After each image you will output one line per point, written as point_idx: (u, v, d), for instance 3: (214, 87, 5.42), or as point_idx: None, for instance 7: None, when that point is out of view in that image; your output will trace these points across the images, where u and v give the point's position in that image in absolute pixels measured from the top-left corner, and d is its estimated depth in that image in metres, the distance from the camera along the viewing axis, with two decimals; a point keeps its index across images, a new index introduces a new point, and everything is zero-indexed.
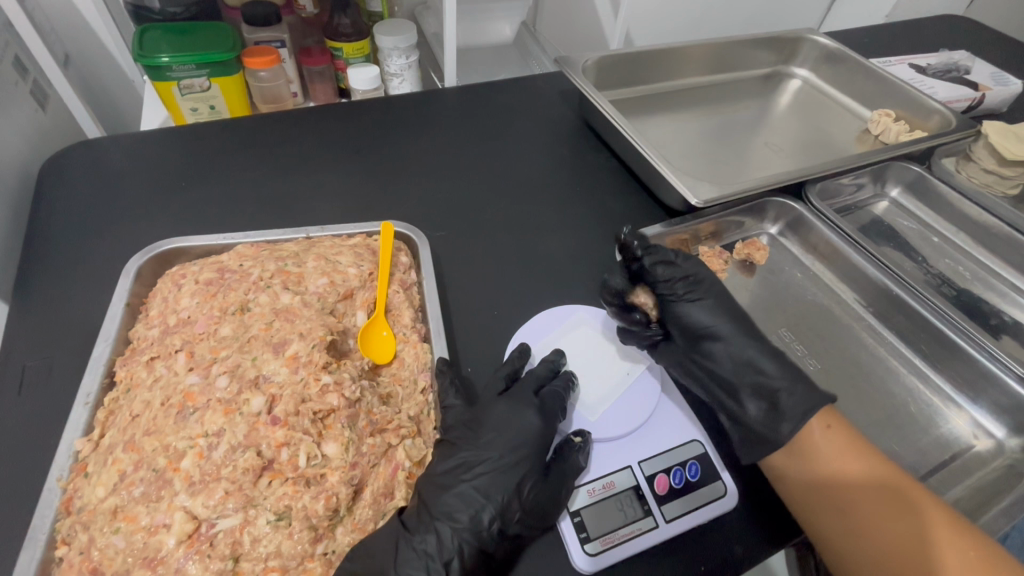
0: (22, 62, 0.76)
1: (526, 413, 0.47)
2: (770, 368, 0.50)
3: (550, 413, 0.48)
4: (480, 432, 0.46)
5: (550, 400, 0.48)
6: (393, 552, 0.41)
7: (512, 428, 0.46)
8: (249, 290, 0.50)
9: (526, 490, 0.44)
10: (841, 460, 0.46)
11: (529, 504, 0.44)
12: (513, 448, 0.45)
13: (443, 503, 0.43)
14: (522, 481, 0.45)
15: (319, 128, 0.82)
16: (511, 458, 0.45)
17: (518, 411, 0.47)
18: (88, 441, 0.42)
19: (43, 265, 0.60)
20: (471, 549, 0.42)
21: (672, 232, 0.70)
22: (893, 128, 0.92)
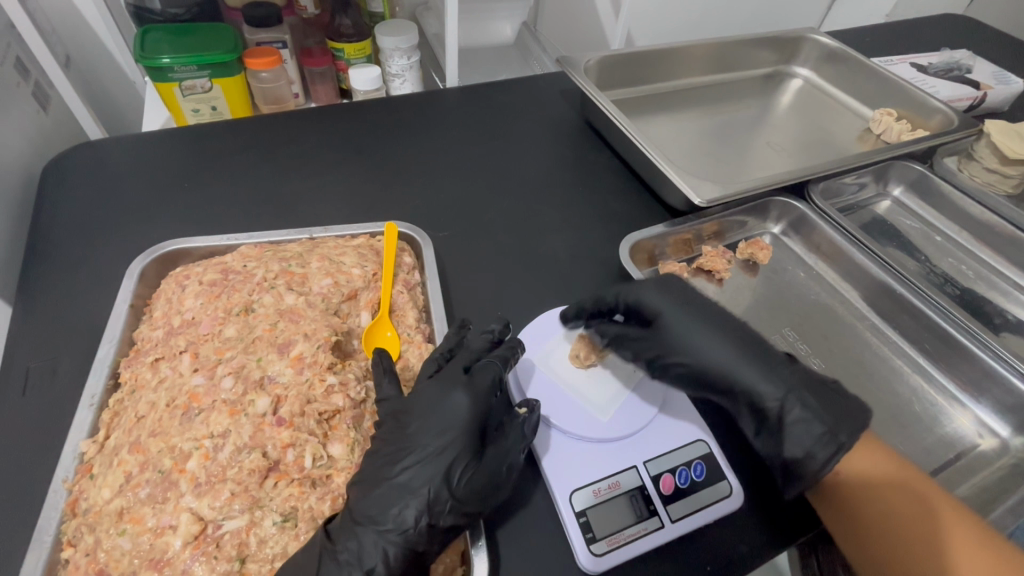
0: (23, 63, 0.77)
1: (452, 394, 0.44)
2: (791, 406, 0.47)
3: (481, 391, 0.45)
4: (406, 423, 0.43)
5: (481, 374, 0.46)
6: (314, 563, 0.37)
7: (437, 414, 0.43)
8: (253, 291, 0.50)
9: (456, 478, 0.41)
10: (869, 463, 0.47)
11: (460, 493, 0.40)
12: (440, 434, 0.42)
13: (366, 505, 0.40)
14: (452, 469, 0.41)
15: (320, 129, 0.82)
16: (439, 447, 0.42)
17: (444, 392, 0.44)
18: (93, 442, 0.42)
19: (46, 266, 0.60)
20: (399, 552, 0.39)
21: (676, 231, 0.69)
22: (895, 127, 0.92)
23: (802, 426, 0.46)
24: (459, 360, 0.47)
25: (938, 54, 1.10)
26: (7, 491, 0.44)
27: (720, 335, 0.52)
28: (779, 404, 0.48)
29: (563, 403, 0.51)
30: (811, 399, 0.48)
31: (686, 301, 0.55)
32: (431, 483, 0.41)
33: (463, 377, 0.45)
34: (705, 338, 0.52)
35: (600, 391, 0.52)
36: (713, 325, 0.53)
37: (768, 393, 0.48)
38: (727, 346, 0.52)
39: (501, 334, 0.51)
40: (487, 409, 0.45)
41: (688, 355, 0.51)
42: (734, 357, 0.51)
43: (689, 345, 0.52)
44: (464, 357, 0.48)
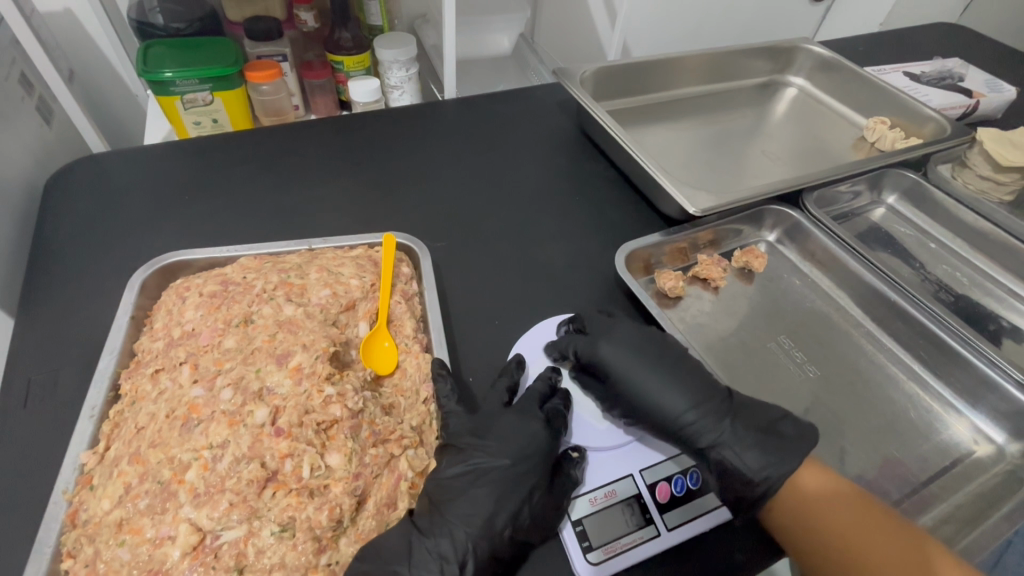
0: (28, 78, 0.78)
1: (534, 421, 0.48)
2: (732, 455, 0.48)
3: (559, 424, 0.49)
4: (489, 438, 0.47)
5: (555, 414, 0.50)
6: (407, 549, 0.42)
7: (525, 435, 0.47)
8: (253, 302, 0.50)
9: (535, 495, 0.45)
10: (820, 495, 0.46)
11: (539, 510, 0.45)
12: (524, 457, 0.46)
13: (461, 508, 0.44)
14: (533, 488, 0.45)
15: (320, 141, 0.83)
16: (523, 468, 0.46)
17: (526, 420, 0.48)
18: (94, 453, 0.42)
19: (49, 278, 0.61)
20: (484, 552, 0.43)
21: (672, 239, 0.70)
22: (889, 135, 0.93)
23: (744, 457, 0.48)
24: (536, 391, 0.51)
25: (929, 63, 1.11)
26: (8, 500, 0.44)
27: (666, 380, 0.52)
28: (726, 447, 0.48)
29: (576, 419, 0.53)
30: (750, 439, 0.49)
31: (634, 346, 0.54)
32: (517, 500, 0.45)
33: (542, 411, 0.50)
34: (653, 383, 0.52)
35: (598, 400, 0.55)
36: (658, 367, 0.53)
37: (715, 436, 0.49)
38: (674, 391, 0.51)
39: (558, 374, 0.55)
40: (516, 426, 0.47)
41: (641, 403, 0.51)
42: (679, 405, 0.50)
43: (637, 390, 0.51)
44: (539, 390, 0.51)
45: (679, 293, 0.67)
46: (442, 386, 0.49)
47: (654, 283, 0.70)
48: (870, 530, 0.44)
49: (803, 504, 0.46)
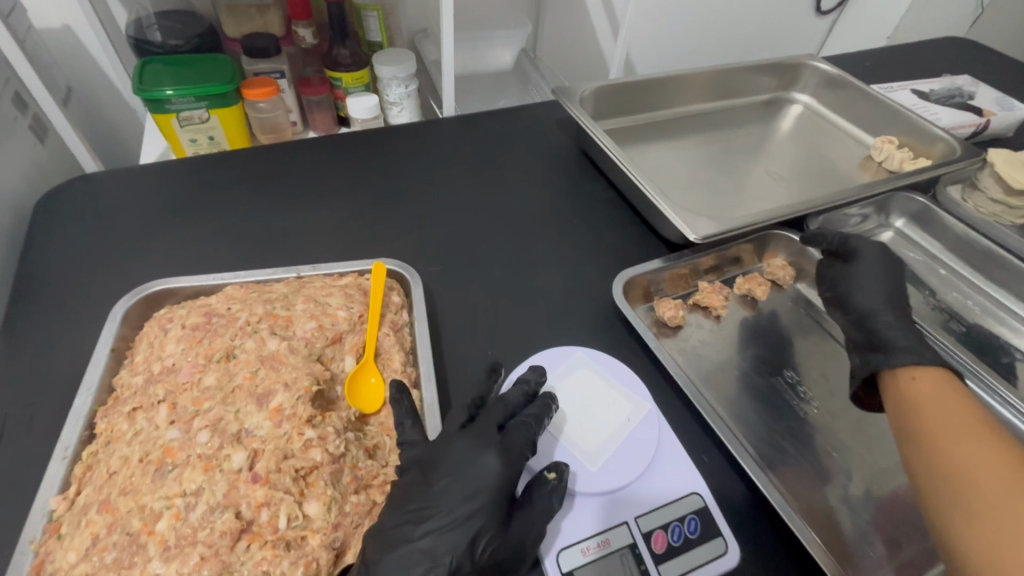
0: (22, 97, 0.78)
1: (485, 455, 0.44)
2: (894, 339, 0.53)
3: (515, 450, 0.45)
4: (434, 477, 0.43)
5: (515, 432, 0.46)
6: None
7: (469, 474, 0.43)
8: (236, 336, 0.49)
9: (485, 544, 0.42)
10: (935, 398, 0.45)
11: (483, 564, 0.41)
12: (468, 500, 0.42)
13: (385, 568, 0.39)
14: (480, 535, 0.42)
15: (316, 161, 0.82)
16: (466, 514, 0.42)
17: (477, 450, 0.44)
18: (63, 500, 0.40)
19: (34, 304, 0.60)
20: None
21: (672, 266, 0.68)
22: (897, 155, 0.91)
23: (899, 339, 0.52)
24: (495, 413, 0.48)
25: (938, 80, 1.09)
26: None
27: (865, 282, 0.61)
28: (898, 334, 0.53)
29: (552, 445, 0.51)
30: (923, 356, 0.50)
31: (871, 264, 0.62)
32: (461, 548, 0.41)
33: (498, 435, 0.46)
34: (858, 284, 0.61)
35: (593, 438, 0.51)
36: (879, 279, 0.61)
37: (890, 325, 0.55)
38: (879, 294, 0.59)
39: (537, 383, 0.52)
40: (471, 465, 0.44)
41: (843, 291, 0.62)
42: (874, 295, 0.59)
43: (866, 287, 0.60)
44: (501, 411, 0.48)
45: (678, 322, 0.65)
46: (399, 408, 0.48)
47: (652, 311, 0.68)
48: (957, 413, 0.43)
49: (913, 395, 0.47)
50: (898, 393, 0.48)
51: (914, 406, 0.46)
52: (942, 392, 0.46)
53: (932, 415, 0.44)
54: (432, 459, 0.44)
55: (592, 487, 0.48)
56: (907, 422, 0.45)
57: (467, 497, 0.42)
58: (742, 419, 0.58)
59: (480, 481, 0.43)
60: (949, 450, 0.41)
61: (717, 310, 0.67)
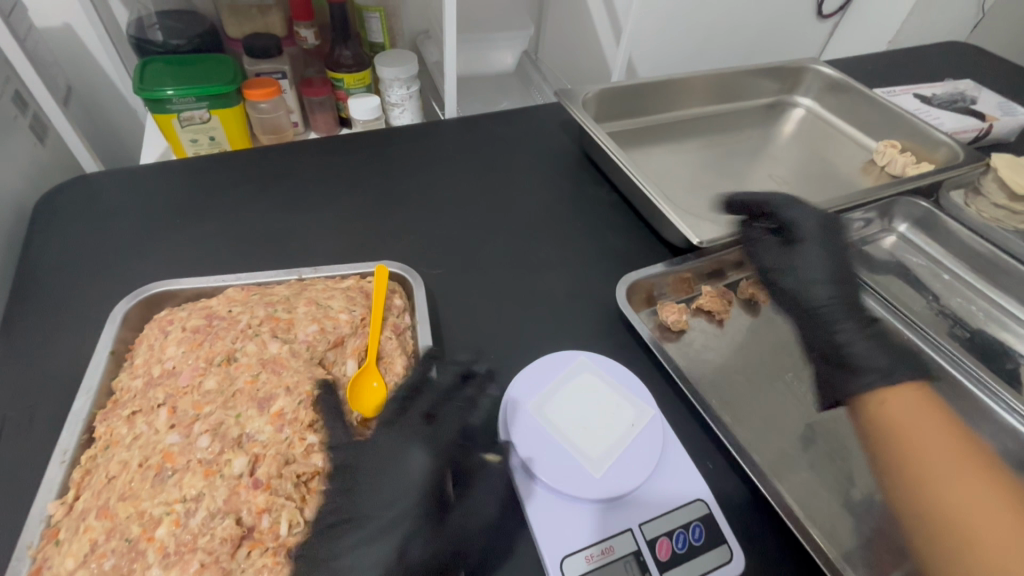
0: (23, 97, 0.78)
1: (410, 456, 0.46)
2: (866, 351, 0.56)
3: (443, 447, 0.48)
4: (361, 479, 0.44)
5: (443, 427, 0.49)
6: None
7: (395, 473, 0.45)
8: (237, 338, 0.48)
9: (416, 544, 0.42)
10: (915, 422, 0.49)
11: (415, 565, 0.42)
12: (396, 501, 0.44)
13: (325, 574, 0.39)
14: (411, 533, 0.43)
15: (317, 162, 0.82)
16: (394, 515, 0.43)
17: (403, 449, 0.46)
18: (61, 504, 0.40)
19: (32, 305, 0.60)
20: None
21: (676, 269, 0.68)
22: (900, 159, 0.91)
23: (871, 356, 0.55)
24: (421, 407, 0.49)
25: (940, 84, 1.09)
26: None
27: (823, 284, 0.63)
28: (863, 349, 0.56)
29: (523, 439, 0.49)
30: (896, 365, 0.54)
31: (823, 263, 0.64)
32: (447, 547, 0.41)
33: (426, 428, 0.48)
34: (810, 283, 0.63)
35: (597, 442, 0.50)
36: (830, 281, 0.63)
37: (855, 334, 0.58)
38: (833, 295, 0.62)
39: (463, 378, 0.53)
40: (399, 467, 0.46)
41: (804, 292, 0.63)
42: (841, 300, 0.61)
43: (823, 289, 0.62)
44: (426, 404, 0.49)
45: (682, 327, 0.65)
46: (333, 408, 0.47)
47: (655, 315, 0.68)
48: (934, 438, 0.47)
49: (892, 415, 0.50)
50: (874, 409, 0.51)
51: (894, 427, 0.49)
52: (917, 412, 0.50)
53: (918, 439, 0.48)
54: (353, 463, 0.45)
55: (563, 482, 0.47)
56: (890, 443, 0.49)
57: (396, 495, 0.44)
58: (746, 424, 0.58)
59: (408, 476, 0.45)
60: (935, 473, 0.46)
61: (720, 315, 0.67)
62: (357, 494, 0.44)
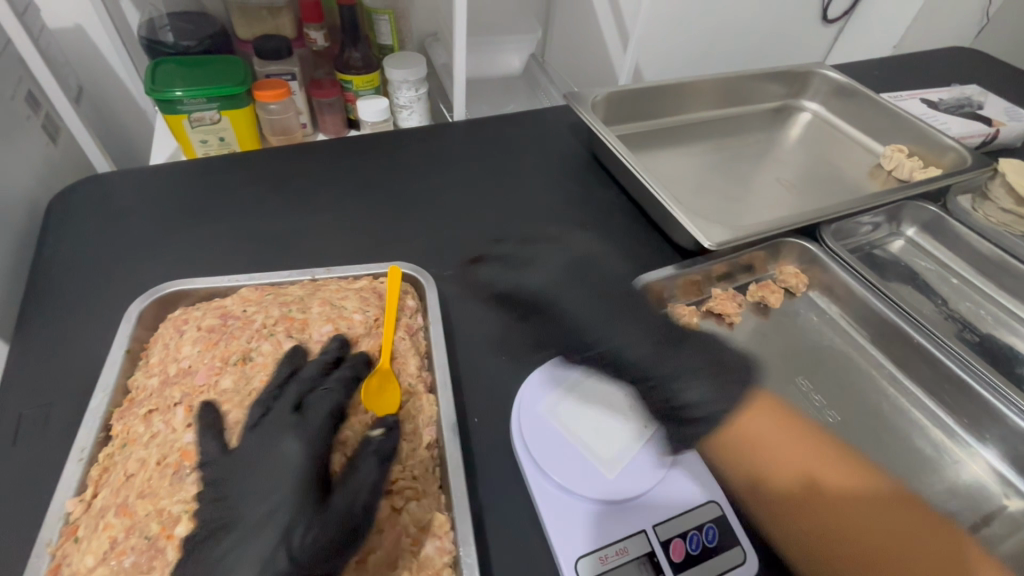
0: (35, 97, 0.78)
1: (285, 442, 0.43)
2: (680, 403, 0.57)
3: (315, 427, 0.44)
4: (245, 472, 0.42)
5: (314, 407, 0.45)
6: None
7: (272, 463, 0.42)
8: (252, 338, 0.49)
9: (300, 537, 0.39)
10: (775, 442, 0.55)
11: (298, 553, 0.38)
12: (275, 490, 0.41)
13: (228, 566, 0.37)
14: (293, 523, 0.39)
15: (327, 163, 0.82)
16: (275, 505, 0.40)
17: (274, 437, 0.43)
18: (80, 502, 0.40)
19: (46, 304, 0.60)
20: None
21: (686, 273, 0.68)
22: (907, 164, 0.91)
23: (699, 395, 0.58)
24: (288, 395, 0.46)
25: (947, 90, 1.09)
26: None
27: (625, 333, 0.63)
28: (694, 396, 0.58)
29: (541, 440, 0.50)
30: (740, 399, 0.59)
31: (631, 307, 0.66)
32: (463, 545, 0.41)
33: (295, 417, 0.44)
34: (623, 345, 0.62)
35: (612, 444, 0.50)
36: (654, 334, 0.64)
37: (677, 374, 0.60)
38: (645, 341, 0.63)
39: (338, 353, 0.50)
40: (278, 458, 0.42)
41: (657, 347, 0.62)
42: (637, 345, 0.62)
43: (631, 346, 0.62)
44: (294, 391, 0.46)
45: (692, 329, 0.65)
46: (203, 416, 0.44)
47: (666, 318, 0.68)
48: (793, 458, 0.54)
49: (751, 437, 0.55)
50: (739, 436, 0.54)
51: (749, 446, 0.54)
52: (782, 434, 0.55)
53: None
54: (231, 473, 0.42)
55: (574, 484, 0.47)
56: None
57: (277, 485, 0.41)
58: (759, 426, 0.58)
59: (285, 462, 0.42)
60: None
61: (729, 317, 0.68)
62: (239, 497, 0.41)
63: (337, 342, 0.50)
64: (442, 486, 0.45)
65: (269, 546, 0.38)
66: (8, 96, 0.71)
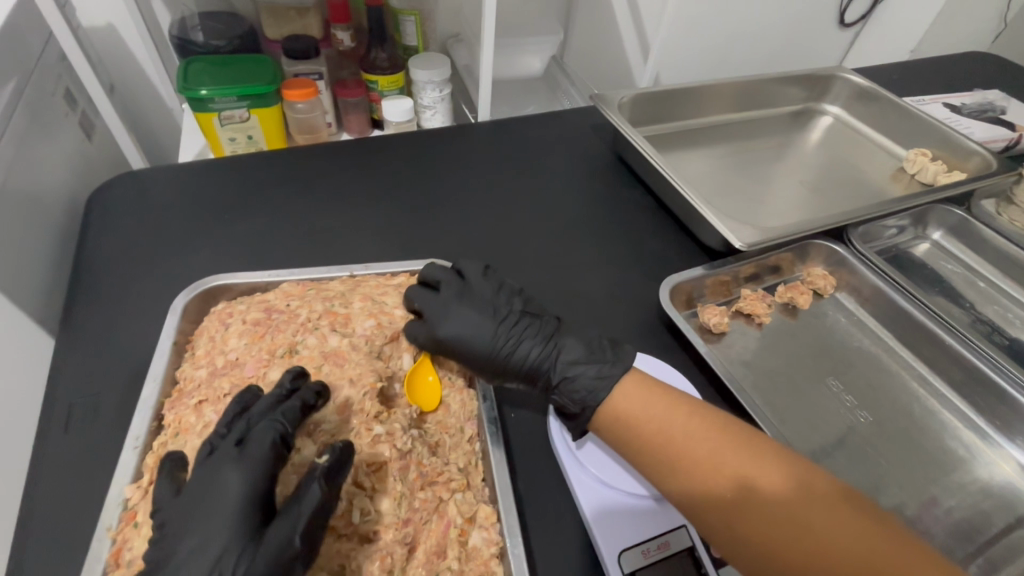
0: (72, 94, 0.79)
1: (224, 474, 0.37)
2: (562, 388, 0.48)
3: (256, 458, 0.38)
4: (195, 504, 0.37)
5: (257, 440, 0.39)
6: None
7: (211, 496, 0.37)
8: (297, 331, 0.50)
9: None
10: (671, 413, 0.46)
11: None
12: (210, 521, 0.36)
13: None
14: (223, 561, 0.34)
15: (356, 162, 0.83)
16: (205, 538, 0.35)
17: (215, 472, 0.38)
18: (137, 488, 0.41)
19: (89, 298, 0.61)
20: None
21: (716, 273, 0.69)
22: (931, 167, 0.91)
23: (572, 389, 0.47)
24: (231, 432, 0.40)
25: (969, 94, 1.09)
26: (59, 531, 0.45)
27: (491, 333, 0.49)
28: (584, 385, 0.47)
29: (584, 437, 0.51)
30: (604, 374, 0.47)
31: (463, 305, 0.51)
32: (511, 536, 0.42)
33: (236, 450, 0.39)
34: (465, 331, 0.49)
35: None
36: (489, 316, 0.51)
37: (562, 364, 0.48)
38: (511, 336, 0.49)
39: (293, 386, 0.44)
40: (217, 489, 0.37)
41: (507, 336, 0.49)
42: (492, 328, 0.50)
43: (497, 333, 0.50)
44: (238, 427, 0.40)
45: (723, 329, 0.66)
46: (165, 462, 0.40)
47: (695, 318, 0.69)
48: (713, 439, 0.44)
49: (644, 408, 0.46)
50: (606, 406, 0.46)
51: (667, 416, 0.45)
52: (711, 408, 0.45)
53: (683, 440, 0.42)
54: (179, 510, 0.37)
55: (611, 479, 0.48)
56: (651, 447, 0.43)
57: (213, 522, 0.35)
58: (792, 424, 0.58)
59: (223, 501, 0.36)
60: (718, 478, 0.40)
61: (761, 317, 0.68)
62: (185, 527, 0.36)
63: (290, 374, 0.44)
64: (485, 479, 0.47)
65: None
66: (49, 92, 0.72)
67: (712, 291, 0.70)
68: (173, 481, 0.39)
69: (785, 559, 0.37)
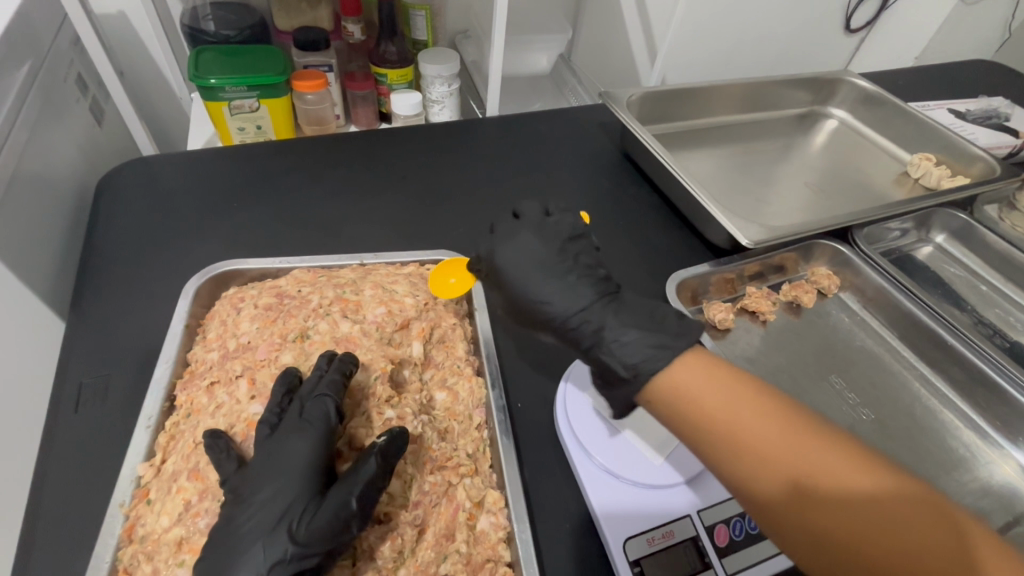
0: (84, 79, 0.80)
1: (286, 439, 0.41)
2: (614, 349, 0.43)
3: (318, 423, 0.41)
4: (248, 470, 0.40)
5: (314, 410, 0.42)
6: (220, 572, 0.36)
7: (275, 460, 0.40)
8: (309, 317, 0.50)
9: (298, 522, 0.37)
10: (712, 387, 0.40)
11: (304, 537, 0.36)
12: (266, 483, 0.39)
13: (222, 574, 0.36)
14: (290, 513, 0.38)
15: (365, 154, 0.84)
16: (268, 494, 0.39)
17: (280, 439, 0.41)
18: (150, 466, 0.42)
19: (98, 282, 0.62)
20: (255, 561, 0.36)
21: (720, 271, 0.70)
22: (935, 172, 0.92)
23: (629, 350, 0.42)
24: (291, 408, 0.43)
25: (973, 101, 1.10)
26: (73, 506, 0.45)
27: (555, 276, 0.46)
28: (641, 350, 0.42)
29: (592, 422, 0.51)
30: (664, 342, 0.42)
31: (533, 245, 0.48)
32: (518, 522, 0.43)
33: (296, 419, 0.42)
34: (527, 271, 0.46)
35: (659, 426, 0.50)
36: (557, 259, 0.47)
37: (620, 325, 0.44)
38: (576, 286, 0.46)
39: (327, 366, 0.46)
40: (286, 451, 0.40)
41: (568, 285, 0.46)
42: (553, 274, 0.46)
43: (558, 281, 0.46)
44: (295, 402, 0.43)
45: (728, 326, 0.67)
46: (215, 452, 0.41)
47: (701, 314, 0.70)
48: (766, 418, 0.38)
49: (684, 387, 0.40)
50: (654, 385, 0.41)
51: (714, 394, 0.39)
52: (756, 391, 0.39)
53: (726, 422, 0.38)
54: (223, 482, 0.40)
55: (618, 468, 0.48)
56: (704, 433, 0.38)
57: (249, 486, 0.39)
58: None
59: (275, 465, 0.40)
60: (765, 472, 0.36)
61: (765, 314, 0.69)
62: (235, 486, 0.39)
63: (325, 355, 0.46)
64: (493, 466, 0.48)
65: (254, 534, 0.37)
66: (61, 78, 0.72)
67: (717, 286, 0.71)
68: (218, 446, 0.41)
69: (870, 559, 0.33)
